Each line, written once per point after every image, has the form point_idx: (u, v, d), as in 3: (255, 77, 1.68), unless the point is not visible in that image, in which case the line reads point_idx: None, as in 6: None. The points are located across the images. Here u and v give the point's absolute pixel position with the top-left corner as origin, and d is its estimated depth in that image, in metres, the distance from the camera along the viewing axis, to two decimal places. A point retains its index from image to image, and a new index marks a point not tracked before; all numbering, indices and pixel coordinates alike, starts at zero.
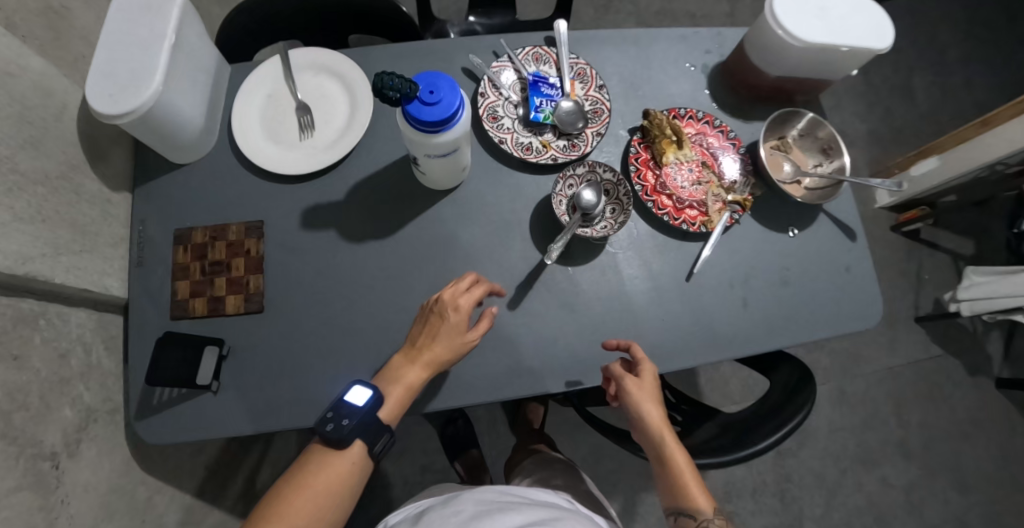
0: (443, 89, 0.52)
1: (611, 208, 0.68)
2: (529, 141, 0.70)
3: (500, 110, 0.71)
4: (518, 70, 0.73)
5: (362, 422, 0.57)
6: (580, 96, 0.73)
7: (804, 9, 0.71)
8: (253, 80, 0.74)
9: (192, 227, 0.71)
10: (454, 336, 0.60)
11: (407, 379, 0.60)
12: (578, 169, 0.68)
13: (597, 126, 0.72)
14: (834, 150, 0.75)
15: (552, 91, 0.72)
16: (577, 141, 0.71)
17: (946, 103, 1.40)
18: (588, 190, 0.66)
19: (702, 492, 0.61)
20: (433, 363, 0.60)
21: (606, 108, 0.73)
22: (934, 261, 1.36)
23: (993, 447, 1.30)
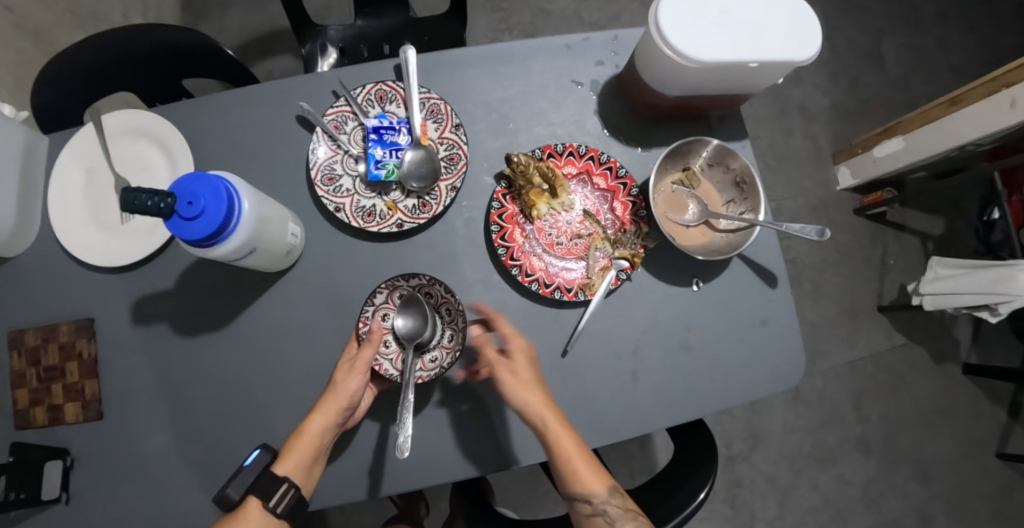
0: (205, 196, 0.44)
1: (447, 310, 0.58)
2: (372, 204, 0.59)
3: (337, 169, 0.60)
4: (357, 115, 0.61)
5: (256, 480, 0.50)
6: (435, 140, 0.61)
7: (703, 18, 0.59)
8: (68, 155, 0.65)
9: (23, 328, 0.65)
10: (344, 377, 0.53)
11: (305, 429, 0.52)
12: (376, 296, 0.57)
13: (452, 177, 0.60)
14: (749, 185, 0.65)
15: (398, 138, 0.60)
16: (428, 199, 0.60)
17: (915, 67, 1.29)
18: (401, 318, 0.57)
19: (595, 472, 0.52)
20: (323, 411, 0.52)
21: (463, 153, 0.61)
22: (901, 245, 1.26)
23: (959, 435, 1.25)
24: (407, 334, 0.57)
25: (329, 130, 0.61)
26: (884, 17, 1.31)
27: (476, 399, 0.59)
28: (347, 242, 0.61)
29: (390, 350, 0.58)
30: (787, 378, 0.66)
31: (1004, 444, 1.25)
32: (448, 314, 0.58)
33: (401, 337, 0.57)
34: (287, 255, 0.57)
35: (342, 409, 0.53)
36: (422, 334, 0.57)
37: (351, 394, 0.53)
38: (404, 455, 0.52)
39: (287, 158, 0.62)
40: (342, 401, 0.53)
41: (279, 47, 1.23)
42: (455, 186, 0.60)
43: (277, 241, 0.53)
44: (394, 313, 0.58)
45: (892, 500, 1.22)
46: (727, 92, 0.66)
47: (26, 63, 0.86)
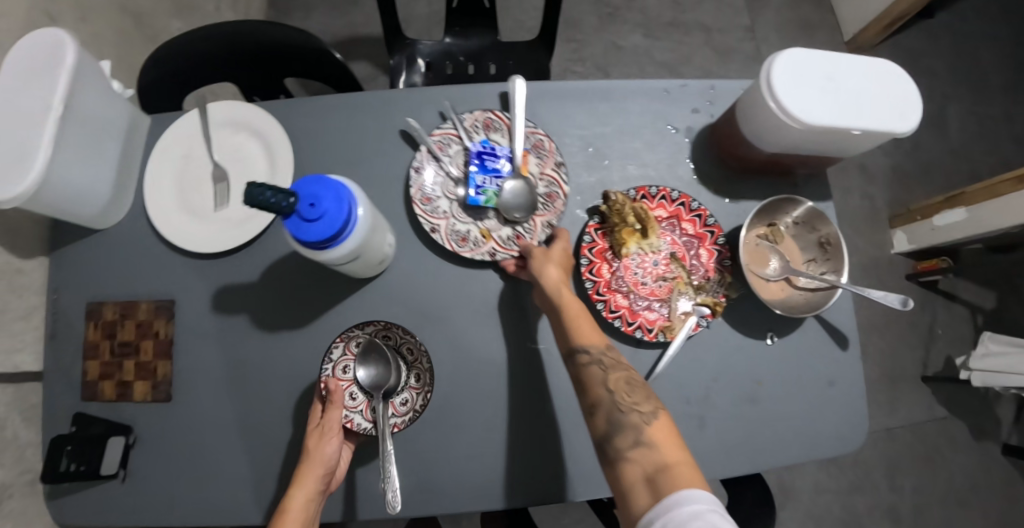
0: (327, 200, 0.44)
1: (410, 350, 0.59)
2: (468, 229, 0.61)
3: (435, 191, 0.61)
4: (462, 140, 0.63)
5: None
6: (536, 175, 0.62)
7: (809, 79, 0.59)
8: (167, 136, 0.66)
9: (103, 300, 0.66)
10: (315, 442, 0.53)
11: (288, 505, 0.50)
12: (331, 354, 0.57)
13: (548, 215, 0.61)
14: (833, 246, 0.64)
15: (501, 166, 0.61)
16: (522, 231, 0.61)
17: (981, 139, 1.28)
18: (361, 370, 0.57)
19: (591, 327, 0.52)
20: (304, 479, 0.52)
21: (562, 191, 0.62)
22: (950, 315, 1.24)
23: (993, 517, 1.22)
24: (374, 385, 0.56)
25: (433, 152, 0.62)
26: (954, 85, 1.30)
27: (545, 428, 0.60)
28: (434, 257, 0.62)
29: (358, 402, 0.58)
30: (851, 443, 0.65)
31: None
32: (411, 354, 0.59)
33: (366, 389, 0.57)
34: (379, 264, 0.58)
35: (322, 471, 0.53)
36: (387, 380, 0.57)
37: (328, 457, 0.53)
38: (398, 506, 0.52)
39: (384, 167, 0.64)
40: (320, 463, 0.52)
41: (354, 51, 1.26)
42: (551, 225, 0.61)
43: (376, 249, 0.54)
44: (354, 366, 0.58)
45: None
46: (819, 154, 0.65)
47: (126, 42, 0.88)
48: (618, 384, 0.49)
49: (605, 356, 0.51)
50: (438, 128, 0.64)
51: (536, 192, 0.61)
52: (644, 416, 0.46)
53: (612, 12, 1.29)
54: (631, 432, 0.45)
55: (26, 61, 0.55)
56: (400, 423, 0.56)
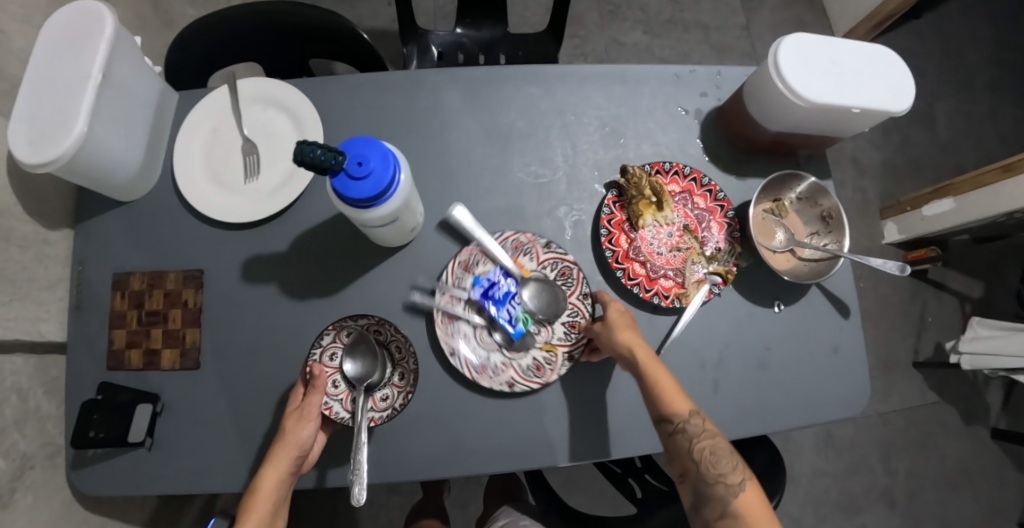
0: (373, 160, 0.47)
1: (397, 347, 0.62)
2: (524, 364, 0.61)
3: (478, 353, 0.61)
4: (458, 299, 0.62)
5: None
6: (538, 270, 0.63)
7: (813, 61, 0.62)
8: (197, 110, 0.67)
9: (130, 271, 0.67)
10: (291, 425, 0.55)
11: (258, 486, 0.53)
12: (324, 340, 0.60)
13: (577, 287, 0.62)
14: (835, 220, 0.68)
15: (506, 287, 0.61)
16: (573, 317, 0.62)
17: (966, 135, 1.34)
18: (348, 361, 0.60)
19: (676, 400, 0.53)
20: (275, 462, 0.54)
21: (569, 262, 0.63)
22: (939, 304, 1.29)
23: (983, 499, 1.26)
24: (358, 378, 0.59)
25: (448, 319, 0.61)
26: (940, 84, 1.37)
27: (569, 391, 0.62)
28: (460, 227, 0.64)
29: (339, 390, 0.60)
30: (856, 407, 0.68)
31: None
32: (398, 351, 0.62)
33: (351, 380, 0.59)
34: (410, 232, 0.60)
35: (293, 457, 0.54)
36: (373, 373, 0.59)
37: (303, 441, 0.55)
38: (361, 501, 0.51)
39: (411, 142, 0.66)
40: (292, 451, 0.54)
41: None
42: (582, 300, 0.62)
43: (410, 215, 0.56)
44: (341, 355, 0.60)
45: None
46: (819, 134, 0.69)
47: (145, 26, 0.90)
48: (704, 454, 0.51)
49: (691, 424, 0.52)
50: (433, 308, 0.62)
51: (550, 280, 0.62)
52: (732, 488, 0.51)
53: (614, 10, 1.33)
54: (719, 503, 0.51)
55: (64, 31, 0.56)
56: (377, 417, 0.59)
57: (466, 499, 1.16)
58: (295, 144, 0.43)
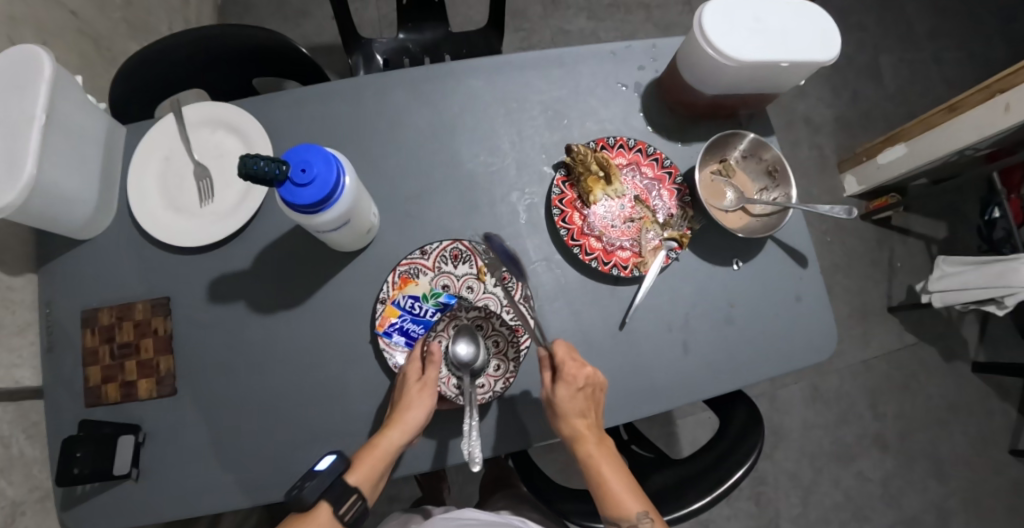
0: (316, 164, 0.49)
1: (493, 341, 0.63)
2: (500, 355, 0.62)
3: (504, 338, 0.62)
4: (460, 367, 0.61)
5: (330, 488, 0.52)
6: (404, 300, 0.62)
7: (737, 22, 0.64)
8: (147, 141, 0.69)
9: (98, 307, 0.67)
10: (416, 391, 0.56)
11: (378, 443, 0.55)
12: (437, 325, 0.62)
13: (425, 265, 0.63)
14: (780, 173, 0.70)
15: (408, 322, 0.62)
16: (461, 251, 0.64)
17: (912, 83, 1.38)
18: (461, 344, 0.62)
19: (628, 493, 0.57)
20: (403, 420, 0.55)
21: (399, 268, 0.62)
22: (906, 248, 1.33)
23: (972, 432, 1.30)
24: (468, 362, 0.61)
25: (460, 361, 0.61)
26: (882, 36, 1.41)
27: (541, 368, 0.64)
28: (418, 223, 0.66)
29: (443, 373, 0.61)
30: (824, 351, 0.70)
31: (1016, 439, 1.31)
32: (496, 344, 0.62)
33: (461, 364, 0.61)
34: (367, 234, 0.61)
35: (417, 421, 0.56)
36: (479, 357, 0.61)
37: (416, 416, 0.55)
38: (477, 467, 0.54)
39: (359, 146, 0.67)
40: (418, 415, 0.56)
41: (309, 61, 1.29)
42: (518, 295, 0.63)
43: (365, 214, 0.58)
44: (451, 341, 0.62)
45: (910, 495, 1.26)
46: (755, 91, 0.71)
47: (88, 66, 0.90)
48: None
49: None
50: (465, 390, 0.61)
51: (409, 282, 0.62)
52: None
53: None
54: None
55: (5, 76, 0.57)
56: (484, 397, 0.60)
57: (467, 497, 1.16)
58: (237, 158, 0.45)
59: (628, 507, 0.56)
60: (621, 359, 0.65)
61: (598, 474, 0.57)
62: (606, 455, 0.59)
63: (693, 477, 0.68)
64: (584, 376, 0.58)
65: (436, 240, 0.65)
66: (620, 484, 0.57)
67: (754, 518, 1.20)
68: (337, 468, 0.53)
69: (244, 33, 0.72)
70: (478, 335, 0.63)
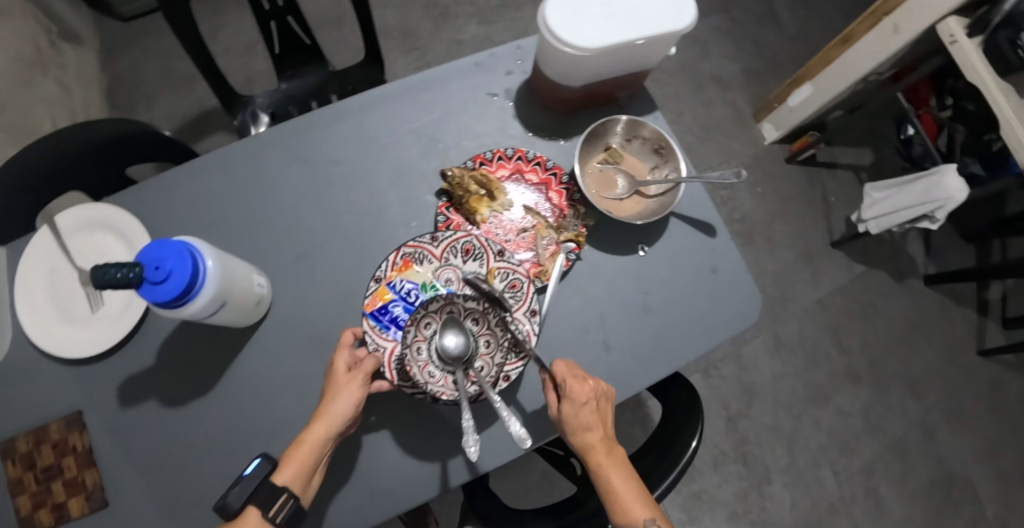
0: (169, 259, 0.48)
1: (485, 339, 0.59)
2: (487, 360, 0.58)
3: (498, 343, 0.59)
4: (446, 364, 0.57)
5: (257, 491, 0.49)
6: (404, 283, 0.62)
7: (584, 10, 0.63)
8: (26, 259, 0.67)
9: (13, 436, 0.65)
10: (345, 382, 0.54)
11: (305, 438, 0.52)
12: (431, 305, 0.56)
13: (429, 250, 0.63)
14: (666, 149, 0.69)
15: (399, 308, 0.61)
16: (470, 245, 0.63)
17: (809, 21, 1.41)
18: (452, 335, 0.57)
19: (638, 498, 0.53)
20: (329, 413, 0.53)
21: (402, 250, 0.63)
22: (837, 182, 1.35)
23: (938, 344, 1.33)
24: (458, 355, 0.56)
25: (446, 360, 0.57)
26: None
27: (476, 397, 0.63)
28: (311, 281, 0.65)
29: (421, 358, 0.57)
30: (745, 322, 0.71)
31: (981, 341, 1.34)
32: (488, 344, 0.59)
33: (450, 357, 0.57)
34: (257, 305, 0.61)
35: (342, 415, 0.53)
36: (472, 351, 0.57)
37: (342, 412, 0.53)
38: (531, 443, 0.54)
39: (239, 219, 0.66)
40: (343, 409, 0.53)
41: (210, 125, 1.27)
42: (525, 307, 0.61)
43: (246, 288, 0.58)
44: (438, 329, 0.57)
45: (891, 419, 1.28)
46: (625, 72, 0.71)
47: None
48: None
49: None
50: (442, 384, 0.57)
51: (406, 264, 0.63)
52: None
53: (444, 11, 1.33)
54: None
55: None
56: (447, 392, 0.57)
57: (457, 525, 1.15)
58: (92, 270, 0.44)
59: (638, 516, 0.52)
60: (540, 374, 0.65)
61: (608, 486, 0.54)
62: (615, 462, 0.55)
63: (647, 470, 0.68)
64: (589, 390, 0.56)
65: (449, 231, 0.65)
66: (632, 493, 0.53)
67: (745, 478, 1.21)
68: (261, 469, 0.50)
69: (114, 126, 0.73)
70: (468, 328, 0.58)
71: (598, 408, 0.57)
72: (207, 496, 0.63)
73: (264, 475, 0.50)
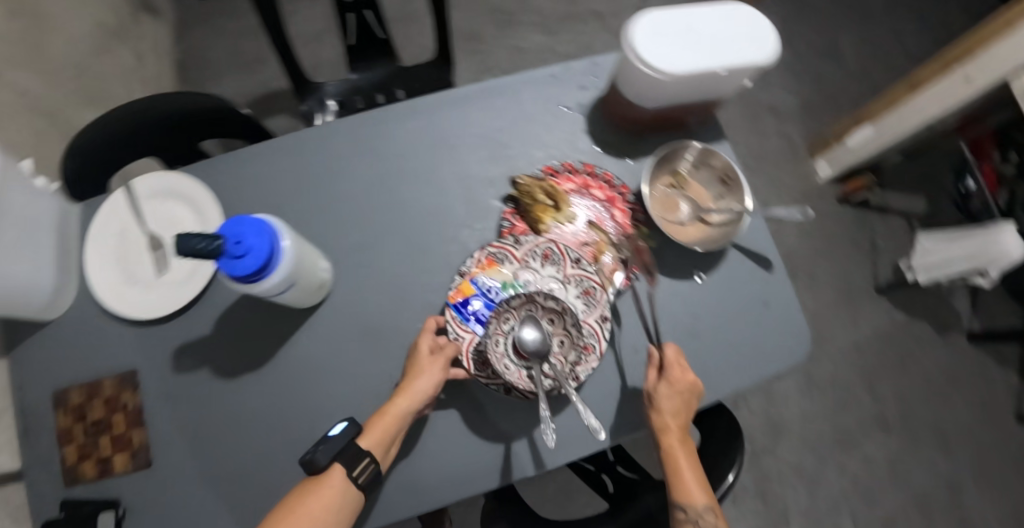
0: (249, 237, 0.49)
1: (560, 339, 0.62)
2: (561, 358, 0.61)
3: (571, 343, 0.62)
4: (523, 359, 0.60)
5: (341, 452, 0.54)
6: (488, 279, 0.64)
7: (668, 35, 0.63)
8: (100, 217, 0.69)
9: (68, 386, 0.67)
10: (427, 364, 0.58)
11: (388, 410, 0.56)
12: (512, 301, 0.61)
13: (513, 250, 0.66)
14: (733, 180, 0.69)
15: (479, 302, 0.63)
16: (552, 251, 0.66)
17: (874, 61, 1.39)
18: (530, 329, 0.60)
19: (701, 488, 0.59)
20: (412, 390, 0.57)
21: (488, 247, 0.66)
22: (887, 226, 1.32)
23: (975, 403, 1.29)
24: (537, 349, 0.59)
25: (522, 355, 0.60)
26: (839, 17, 1.42)
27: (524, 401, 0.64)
28: (368, 270, 0.66)
29: (500, 350, 0.60)
30: (794, 358, 0.70)
31: (1021, 405, 1.30)
32: (562, 342, 0.62)
33: (529, 351, 0.59)
34: (319, 289, 0.62)
35: (425, 393, 0.57)
36: (548, 347, 0.60)
37: (421, 391, 0.57)
38: (605, 435, 0.58)
39: (306, 203, 0.68)
40: (424, 387, 0.57)
41: (271, 106, 1.31)
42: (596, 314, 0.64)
43: (312, 271, 0.58)
44: (516, 324, 0.61)
45: (919, 474, 1.24)
46: (699, 99, 0.70)
47: (47, 140, 0.91)
48: None
49: (701, 517, 0.58)
50: (518, 377, 0.60)
51: (489, 260, 0.65)
52: None
53: (508, 17, 1.34)
54: None
55: None
56: (522, 385, 0.60)
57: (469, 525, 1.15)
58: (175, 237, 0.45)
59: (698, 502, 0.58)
60: (628, 360, 0.65)
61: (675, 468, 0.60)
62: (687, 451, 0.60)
63: None
64: (687, 382, 0.60)
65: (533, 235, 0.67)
66: (696, 483, 0.59)
67: (762, 515, 1.19)
68: (348, 433, 0.54)
69: (191, 99, 0.75)
70: (545, 326, 0.61)
71: (689, 400, 0.60)
72: (247, 469, 0.64)
73: (350, 437, 0.55)
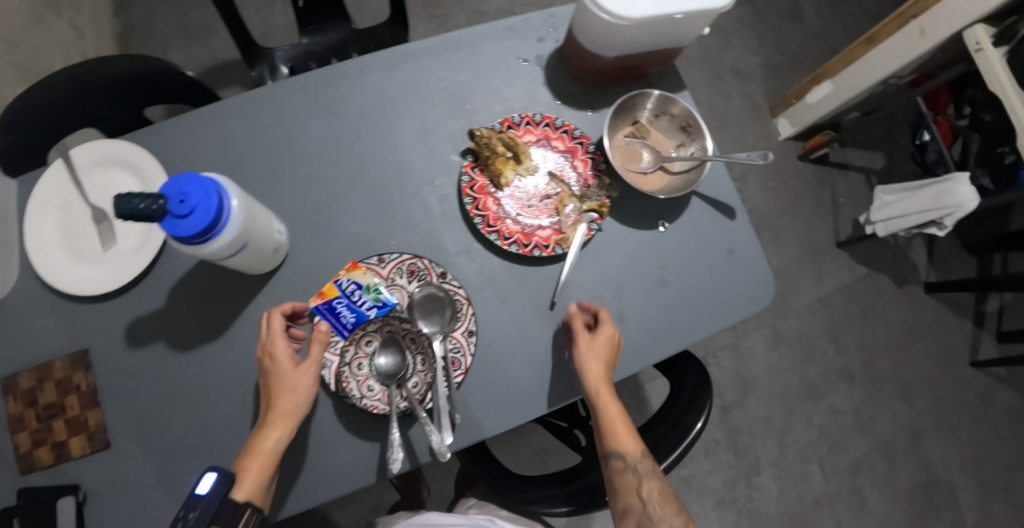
0: (194, 194, 0.46)
1: (420, 359, 0.60)
2: (421, 377, 0.59)
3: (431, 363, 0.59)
4: (380, 380, 0.58)
5: (219, 509, 0.45)
6: (348, 282, 0.61)
7: None
8: (39, 191, 0.65)
9: (15, 372, 0.64)
10: (299, 378, 0.53)
11: (258, 446, 0.51)
12: (370, 324, 0.60)
13: (378, 268, 0.62)
14: (694, 127, 0.69)
15: (342, 306, 0.60)
16: (415, 266, 0.62)
17: (831, 21, 1.41)
18: (383, 354, 0.59)
19: (631, 435, 0.58)
20: (285, 411, 0.52)
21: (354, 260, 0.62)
22: (847, 183, 1.36)
23: (932, 351, 1.35)
24: (392, 371, 0.58)
25: (382, 377, 0.58)
26: None
27: (495, 351, 0.63)
28: (328, 232, 0.64)
29: (360, 373, 0.59)
30: (757, 304, 0.71)
31: (975, 353, 1.36)
32: (422, 361, 0.59)
33: (384, 373, 0.58)
34: (275, 254, 0.60)
35: (296, 411, 0.53)
36: (405, 370, 0.59)
37: (292, 411, 0.52)
38: (447, 456, 0.54)
39: (260, 166, 0.65)
40: (298, 406, 0.53)
41: (221, 78, 1.25)
42: (464, 328, 0.61)
43: (266, 235, 0.56)
44: (378, 347, 0.60)
45: (882, 421, 1.30)
46: (660, 48, 0.68)
47: None
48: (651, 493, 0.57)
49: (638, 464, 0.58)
50: (376, 401, 0.58)
51: (354, 273, 0.61)
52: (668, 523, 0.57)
53: None
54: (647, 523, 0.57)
55: None
56: (380, 408, 0.58)
57: (448, 494, 1.15)
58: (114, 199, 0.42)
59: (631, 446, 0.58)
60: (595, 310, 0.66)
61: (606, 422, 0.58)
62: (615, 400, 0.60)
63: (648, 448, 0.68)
64: (607, 335, 0.59)
65: (396, 251, 0.64)
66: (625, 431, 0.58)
67: (735, 467, 1.22)
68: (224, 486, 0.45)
69: (111, 64, 0.69)
70: (404, 349, 0.60)
71: (613, 351, 0.60)
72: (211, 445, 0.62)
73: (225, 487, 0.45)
